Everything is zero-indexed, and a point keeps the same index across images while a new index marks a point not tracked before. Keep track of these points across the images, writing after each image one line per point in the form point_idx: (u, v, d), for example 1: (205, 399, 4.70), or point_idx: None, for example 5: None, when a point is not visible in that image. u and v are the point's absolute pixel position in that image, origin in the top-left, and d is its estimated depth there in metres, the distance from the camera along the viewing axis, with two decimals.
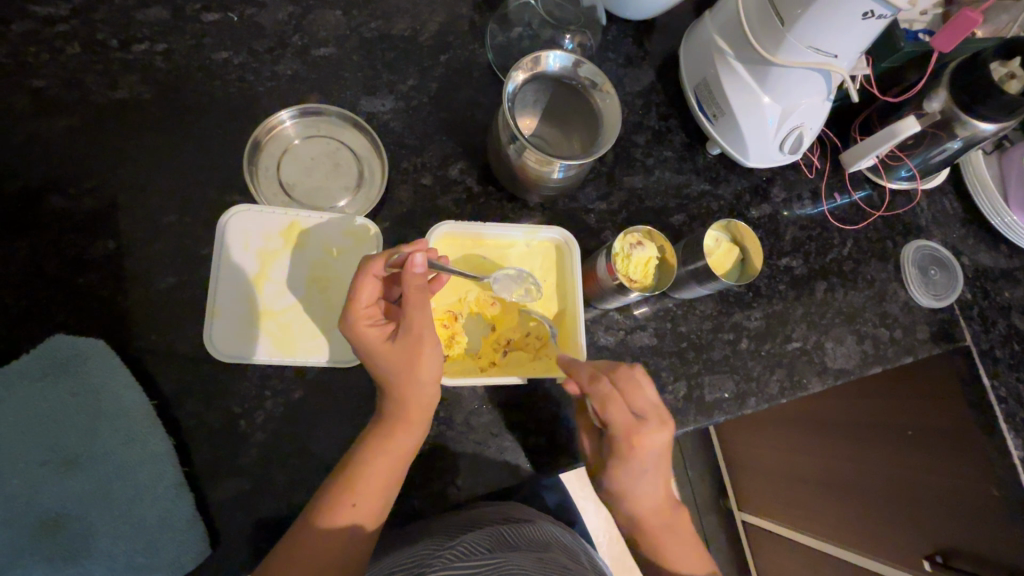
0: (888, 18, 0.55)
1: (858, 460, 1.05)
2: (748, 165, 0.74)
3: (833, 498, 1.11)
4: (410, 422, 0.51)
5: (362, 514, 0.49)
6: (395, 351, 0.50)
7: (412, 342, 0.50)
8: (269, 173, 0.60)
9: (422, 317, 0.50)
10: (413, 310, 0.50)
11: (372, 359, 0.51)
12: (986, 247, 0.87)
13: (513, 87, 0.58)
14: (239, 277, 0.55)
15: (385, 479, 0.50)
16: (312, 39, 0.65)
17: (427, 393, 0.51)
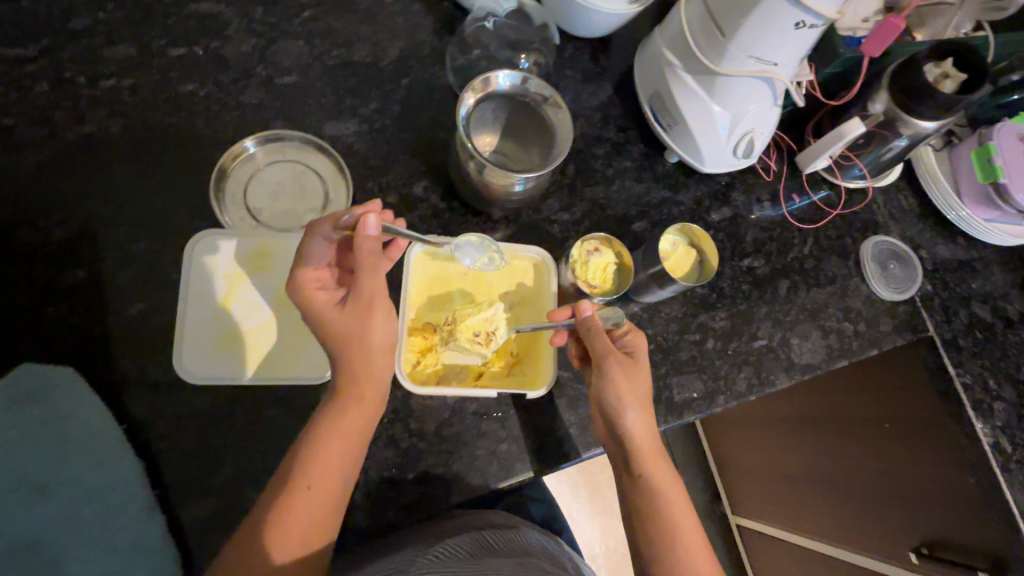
0: (820, 26, 0.58)
1: (845, 455, 1.08)
2: (704, 170, 0.76)
3: (827, 494, 1.14)
4: (368, 392, 0.52)
5: (326, 490, 0.49)
6: (344, 314, 0.52)
7: (362, 304, 0.52)
8: (236, 199, 0.61)
9: (373, 281, 0.52)
10: (363, 274, 0.52)
11: (320, 322, 0.52)
12: (942, 240, 0.90)
13: (467, 107, 0.60)
14: (206, 300, 0.57)
15: (347, 453, 0.51)
16: (276, 68, 0.68)
17: (381, 358, 0.53)
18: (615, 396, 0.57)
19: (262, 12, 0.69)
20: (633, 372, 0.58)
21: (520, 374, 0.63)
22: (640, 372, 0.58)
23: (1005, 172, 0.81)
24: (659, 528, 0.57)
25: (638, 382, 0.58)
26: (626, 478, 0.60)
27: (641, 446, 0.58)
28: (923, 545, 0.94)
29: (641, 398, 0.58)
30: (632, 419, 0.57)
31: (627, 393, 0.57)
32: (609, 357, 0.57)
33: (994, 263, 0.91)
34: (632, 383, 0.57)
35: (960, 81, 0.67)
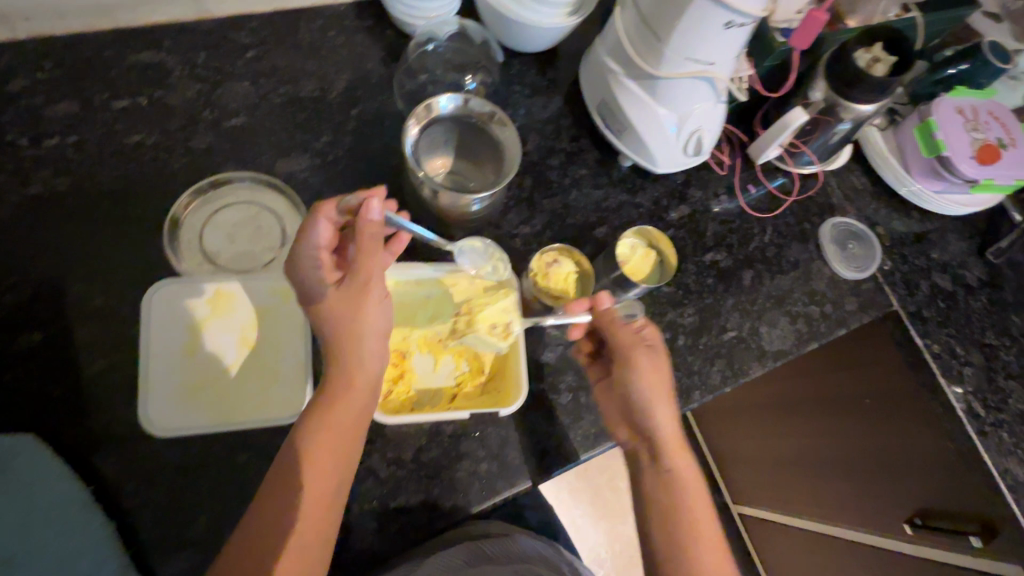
0: (749, 25, 0.60)
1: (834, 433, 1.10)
2: (658, 171, 0.78)
3: (823, 474, 1.15)
4: (361, 382, 0.52)
5: (315, 492, 0.48)
6: (341, 300, 0.52)
7: (356, 288, 0.52)
8: (192, 246, 0.61)
9: (370, 269, 0.53)
10: (360, 262, 0.52)
11: (315, 307, 0.52)
12: (897, 216, 0.93)
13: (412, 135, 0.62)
14: (169, 350, 0.56)
15: (340, 451, 0.50)
16: (222, 111, 0.68)
17: (377, 348, 0.53)
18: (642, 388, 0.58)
19: (203, 56, 0.69)
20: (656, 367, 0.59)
21: (496, 390, 0.61)
22: (665, 368, 0.60)
23: (948, 145, 0.84)
24: (677, 520, 0.57)
25: (665, 378, 0.59)
26: (647, 469, 0.60)
27: (666, 438, 0.59)
28: (917, 514, 0.97)
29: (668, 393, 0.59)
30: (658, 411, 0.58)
31: (655, 384, 0.58)
32: (635, 346, 0.59)
33: (949, 232, 0.94)
34: (658, 376, 0.58)
35: (890, 64, 0.69)
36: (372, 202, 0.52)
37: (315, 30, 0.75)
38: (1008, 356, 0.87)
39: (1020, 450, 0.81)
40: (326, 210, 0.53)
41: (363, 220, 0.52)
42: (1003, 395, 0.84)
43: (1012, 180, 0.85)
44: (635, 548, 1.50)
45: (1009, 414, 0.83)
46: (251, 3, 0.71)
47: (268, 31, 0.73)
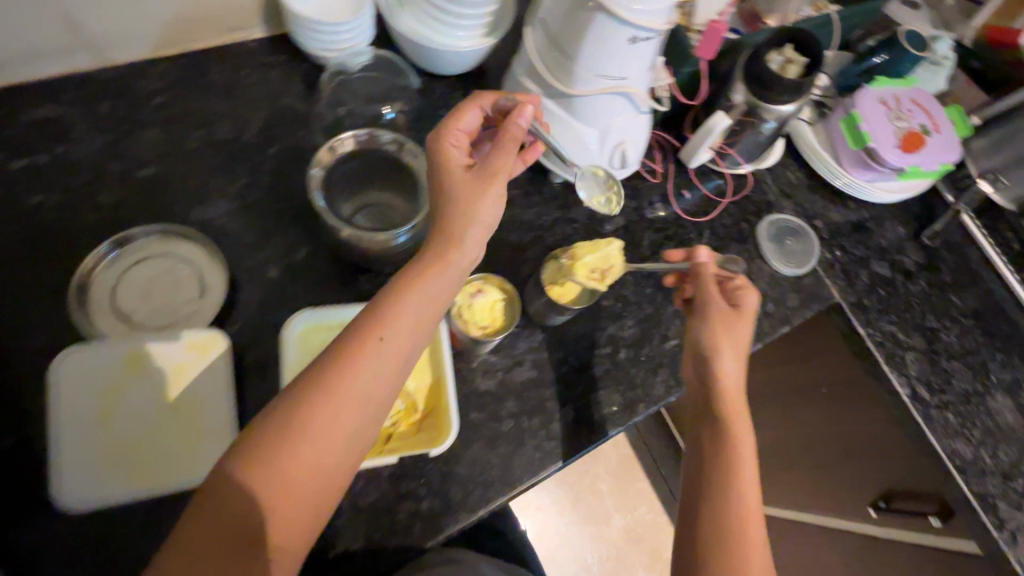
0: (654, 38, 0.61)
1: (797, 423, 1.10)
2: (587, 186, 0.78)
3: (792, 463, 1.16)
4: (366, 394, 0.49)
5: (290, 478, 0.45)
6: (467, 179, 0.57)
7: (481, 179, 0.56)
8: (103, 307, 0.59)
9: (500, 163, 0.58)
10: (499, 155, 0.58)
11: (445, 175, 0.58)
12: (834, 207, 0.94)
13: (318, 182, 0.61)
14: (81, 422, 0.54)
15: (326, 451, 0.47)
16: (131, 161, 0.66)
17: (388, 365, 0.50)
18: (712, 338, 0.65)
19: (109, 107, 0.67)
20: (743, 318, 0.66)
21: (429, 430, 0.61)
22: (740, 321, 0.66)
23: (873, 136, 0.86)
24: (724, 491, 0.58)
25: (737, 329, 0.65)
26: (709, 428, 0.63)
27: (731, 396, 0.63)
28: (879, 498, 0.96)
29: (733, 343, 0.65)
30: (726, 359, 0.64)
31: (721, 332, 0.65)
32: (715, 296, 0.67)
33: (886, 219, 0.95)
34: (732, 327, 0.65)
35: (802, 65, 0.71)
36: (523, 111, 0.60)
37: (226, 69, 0.73)
38: (949, 337, 0.88)
39: (966, 430, 0.82)
40: (485, 97, 0.62)
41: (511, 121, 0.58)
42: (946, 376, 0.85)
43: (937, 165, 0.87)
44: (622, 549, 1.48)
45: (953, 394, 0.84)
46: (156, 47, 0.70)
47: (177, 75, 0.71)
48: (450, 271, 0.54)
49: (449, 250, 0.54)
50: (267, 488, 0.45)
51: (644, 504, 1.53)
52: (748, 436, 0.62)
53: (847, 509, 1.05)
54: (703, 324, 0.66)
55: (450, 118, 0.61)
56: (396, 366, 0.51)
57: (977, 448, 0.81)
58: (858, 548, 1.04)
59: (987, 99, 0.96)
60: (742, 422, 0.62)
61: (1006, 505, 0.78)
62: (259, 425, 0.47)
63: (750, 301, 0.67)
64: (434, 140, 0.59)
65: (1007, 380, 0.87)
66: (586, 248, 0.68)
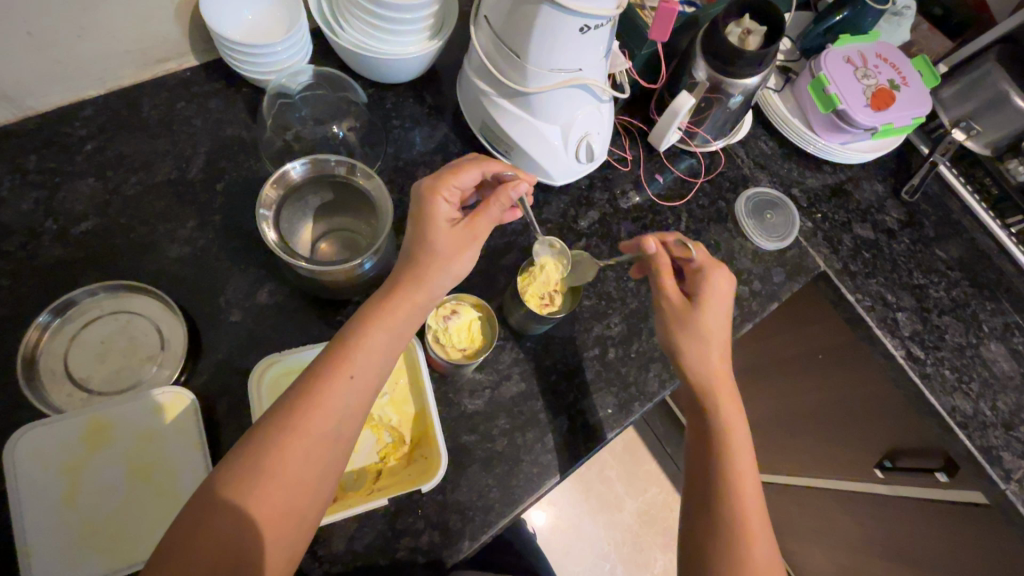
0: (606, 24, 0.58)
1: (797, 391, 1.09)
2: (556, 184, 0.74)
3: (797, 431, 1.15)
4: (336, 432, 0.47)
5: (263, 526, 0.43)
6: (450, 232, 0.54)
7: (464, 235, 0.54)
8: (58, 378, 0.55)
9: (486, 225, 0.55)
10: (492, 218, 0.55)
11: (428, 227, 0.54)
12: (810, 172, 0.92)
13: (269, 221, 0.57)
14: (45, 503, 0.51)
15: (298, 494, 0.45)
16: (68, 217, 0.62)
17: (358, 403, 0.48)
18: (671, 337, 0.63)
19: (36, 159, 0.63)
20: (704, 308, 0.62)
21: (420, 461, 0.59)
22: (703, 313, 0.61)
23: (842, 98, 0.83)
24: (720, 481, 0.57)
25: (695, 324, 0.61)
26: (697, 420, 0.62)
27: (716, 379, 0.61)
28: (886, 458, 0.96)
29: (699, 338, 0.61)
30: (692, 352, 0.61)
31: (680, 333, 0.62)
32: (667, 295, 0.63)
33: (862, 180, 0.93)
34: (690, 324, 0.61)
35: (761, 34, 0.68)
36: (521, 184, 0.56)
37: (161, 104, 0.68)
38: (938, 292, 0.87)
39: (964, 384, 0.81)
40: (489, 162, 0.58)
41: (508, 187, 0.55)
42: (938, 333, 0.84)
43: (909, 120, 0.85)
44: (640, 534, 1.45)
45: (947, 349, 0.83)
46: (80, 89, 0.65)
47: (108, 116, 0.67)
48: (416, 310, 0.53)
49: (417, 289, 0.52)
50: (239, 540, 0.42)
51: (654, 484, 1.51)
52: (739, 417, 0.60)
53: (855, 472, 1.04)
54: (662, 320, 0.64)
55: (449, 172, 0.56)
56: (365, 405, 0.49)
57: (976, 402, 0.80)
58: (868, 509, 1.04)
59: (950, 46, 0.95)
60: (731, 404, 0.60)
61: (1010, 455, 0.78)
62: (227, 474, 0.44)
63: (714, 284, 0.63)
64: (426, 190, 0.55)
65: (999, 328, 0.86)
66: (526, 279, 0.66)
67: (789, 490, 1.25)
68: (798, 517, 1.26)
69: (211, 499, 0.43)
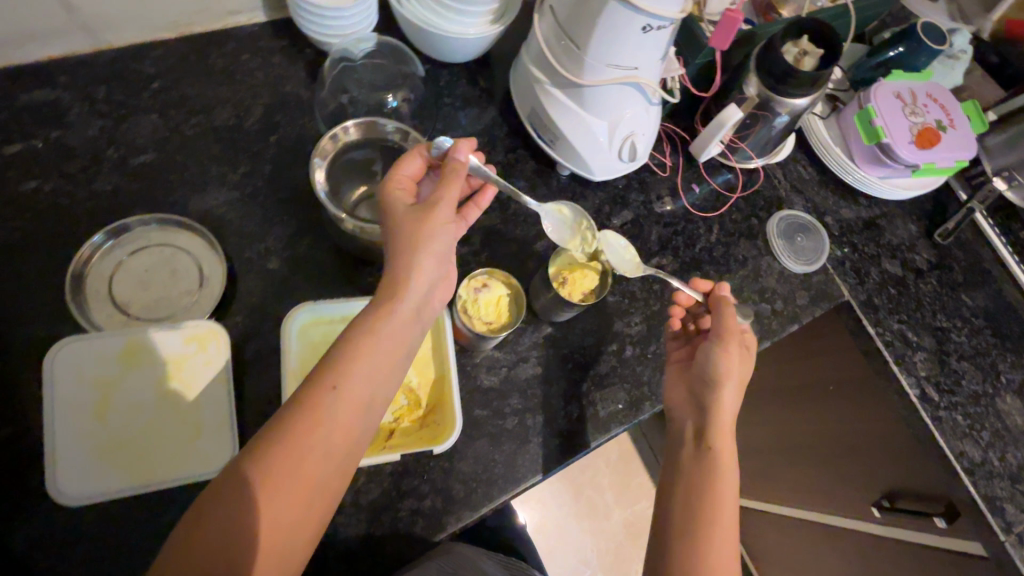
0: (668, 27, 0.59)
1: (804, 419, 1.09)
2: (595, 179, 0.76)
3: (797, 460, 1.15)
4: (331, 441, 0.46)
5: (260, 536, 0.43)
6: (414, 220, 0.54)
7: (428, 217, 0.54)
8: (101, 299, 0.58)
9: (445, 200, 0.55)
10: (449, 183, 0.56)
11: (398, 226, 0.54)
12: (845, 202, 0.92)
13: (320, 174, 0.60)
14: (77, 414, 0.53)
15: (292, 504, 0.44)
16: (128, 148, 0.64)
17: (351, 410, 0.47)
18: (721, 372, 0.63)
19: (105, 91, 0.66)
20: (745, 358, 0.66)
21: (432, 425, 0.60)
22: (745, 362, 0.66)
23: (887, 132, 0.84)
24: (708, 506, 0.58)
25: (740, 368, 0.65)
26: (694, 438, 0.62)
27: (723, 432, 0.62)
28: (885, 496, 0.96)
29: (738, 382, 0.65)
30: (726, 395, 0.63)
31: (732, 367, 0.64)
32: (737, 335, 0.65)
33: (897, 217, 0.93)
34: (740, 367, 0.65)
35: (818, 57, 0.69)
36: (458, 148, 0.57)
37: (227, 53, 0.71)
38: (959, 337, 0.87)
39: (975, 431, 0.81)
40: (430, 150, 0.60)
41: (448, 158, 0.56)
42: (955, 378, 0.84)
43: (951, 162, 0.86)
44: (625, 545, 1.45)
45: (962, 396, 0.83)
46: (153, 29, 0.67)
47: (176, 59, 0.69)
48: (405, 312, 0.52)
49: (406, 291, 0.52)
50: (234, 548, 0.42)
51: (644, 497, 1.51)
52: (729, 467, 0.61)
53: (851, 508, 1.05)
54: (722, 353, 0.64)
55: (392, 170, 0.59)
56: (361, 412, 0.48)
57: (985, 451, 0.80)
58: (860, 548, 1.03)
59: (1001, 95, 0.94)
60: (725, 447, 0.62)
61: (1013, 508, 0.77)
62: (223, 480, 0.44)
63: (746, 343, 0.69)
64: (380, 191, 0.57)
65: (1016, 382, 0.86)
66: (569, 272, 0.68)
67: (781, 520, 1.25)
68: (786, 548, 1.25)
69: (208, 504, 0.42)
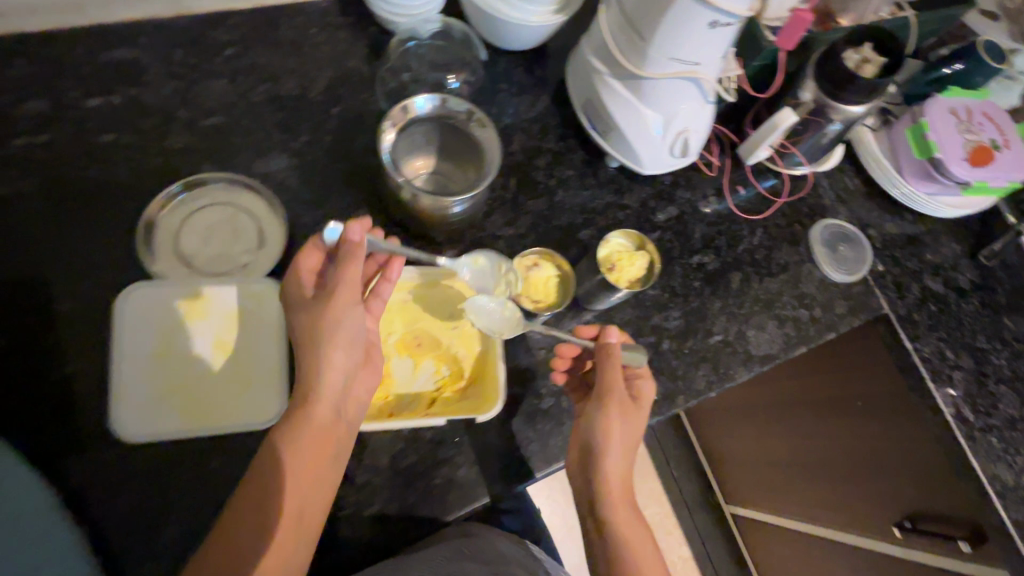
0: (735, 24, 0.59)
1: (827, 434, 1.08)
2: (645, 173, 0.77)
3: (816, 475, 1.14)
4: (275, 527, 0.47)
5: None
6: (317, 312, 0.53)
7: (330, 305, 0.53)
8: (166, 249, 0.60)
9: (345, 284, 0.54)
10: (346, 271, 0.54)
11: (302, 322, 0.54)
12: (890, 217, 0.92)
13: (389, 141, 0.62)
14: (141, 356, 0.55)
15: None
16: (199, 110, 0.66)
17: (293, 495, 0.49)
18: (600, 434, 0.59)
19: (180, 54, 0.68)
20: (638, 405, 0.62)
21: (474, 397, 0.61)
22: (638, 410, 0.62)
23: (941, 146, 0.83)
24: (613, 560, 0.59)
25: (632, 419, 0.61)
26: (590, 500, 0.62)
27: (614, 487, 0.61)
28: (908, 518, 0.95)
29: (630, 435, 0.62)
30: (613, 454, 0.60)
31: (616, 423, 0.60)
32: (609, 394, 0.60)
33: (942, 235, 0.92)
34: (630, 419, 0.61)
35: (880, 65, 0.69)
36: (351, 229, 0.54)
37: (296, 26, 0.73)
38: (999, 360, 0.86)
39: (1010, 455, 0.80)
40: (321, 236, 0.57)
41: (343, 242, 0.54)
42: (992, 400, 0.83)
43: (1005, 181, 0.84)
44: None
45: (999, 419, 0.82)
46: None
47: (248, 28, 0.71)
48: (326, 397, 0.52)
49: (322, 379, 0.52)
50: None
51: (654, 503, 1.51)
52: (626, 511, 0.61)
53: (865, 525, 1.04)
54: (603, 417, 0.59)
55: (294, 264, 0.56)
56: (304, 493, 0.49)
57: (1019, 475, 0.79)
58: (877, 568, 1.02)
59: None
60: (620, 496, 0.62)
61: None
62: None
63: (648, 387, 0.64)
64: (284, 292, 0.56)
65: None
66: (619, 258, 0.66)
67: (794, 535, 1.23)
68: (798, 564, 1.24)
69: None
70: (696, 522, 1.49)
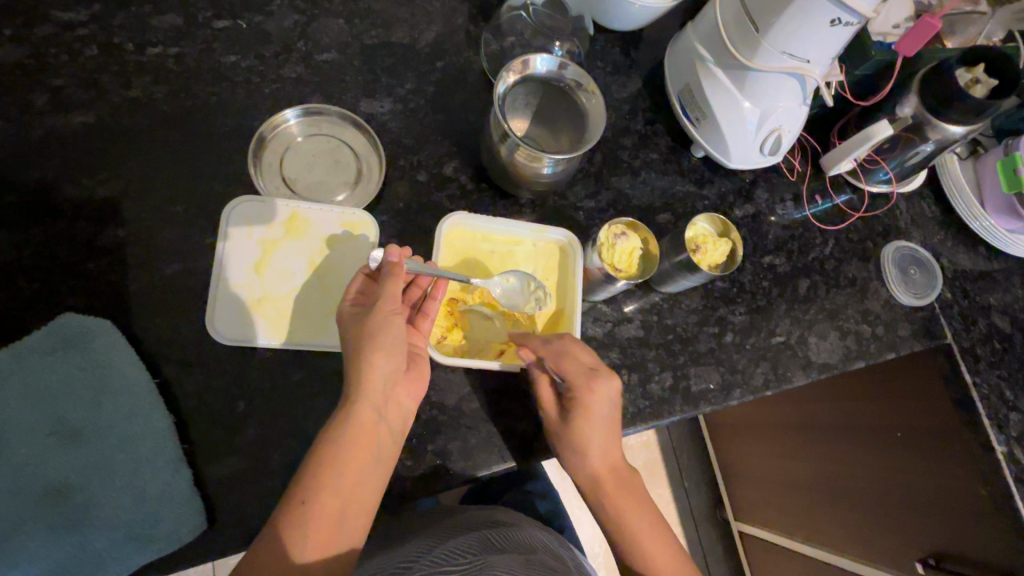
0: (855, 25, 0.59)
1: None
2: (729, 166, 0.77)
3: None
4: (318, 519, 0.47)
5: None
6: (359, 323, 0.54)
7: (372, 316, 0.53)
8: (272, 169, 0.63)
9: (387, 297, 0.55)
10: (386, 289, 0.55)
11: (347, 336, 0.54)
12: (965, 249, 0.90)
13: (504, 87, 0.63)
14: (241, 265, 0.58)
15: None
16: (316, 45, 0.69)
17: (341, 492, 0.48)
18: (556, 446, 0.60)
19: None
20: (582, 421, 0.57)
21: None
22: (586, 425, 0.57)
23: None
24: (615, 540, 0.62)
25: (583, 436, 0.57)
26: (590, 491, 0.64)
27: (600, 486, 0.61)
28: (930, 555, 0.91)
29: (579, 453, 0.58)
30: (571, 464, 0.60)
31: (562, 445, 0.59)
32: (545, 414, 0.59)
33: (1015, 275, 0.91)
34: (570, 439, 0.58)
35: (989, 87, 0.68)
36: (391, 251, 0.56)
37: None
38: None
39: None
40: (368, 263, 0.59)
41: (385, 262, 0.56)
42: None
43: None
44: None
45: None
46: None
47: None
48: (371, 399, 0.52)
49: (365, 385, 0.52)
50: None
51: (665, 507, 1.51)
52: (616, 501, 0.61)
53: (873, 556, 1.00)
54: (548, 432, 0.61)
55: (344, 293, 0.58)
56: (351, 490, 0.49)
57: None
58: None
59: None
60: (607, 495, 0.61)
61: None
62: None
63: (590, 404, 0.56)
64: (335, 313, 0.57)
65: None
66: (704, 242, 0.67)
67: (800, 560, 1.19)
68: None
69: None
70: (702, 534, 1.49)
